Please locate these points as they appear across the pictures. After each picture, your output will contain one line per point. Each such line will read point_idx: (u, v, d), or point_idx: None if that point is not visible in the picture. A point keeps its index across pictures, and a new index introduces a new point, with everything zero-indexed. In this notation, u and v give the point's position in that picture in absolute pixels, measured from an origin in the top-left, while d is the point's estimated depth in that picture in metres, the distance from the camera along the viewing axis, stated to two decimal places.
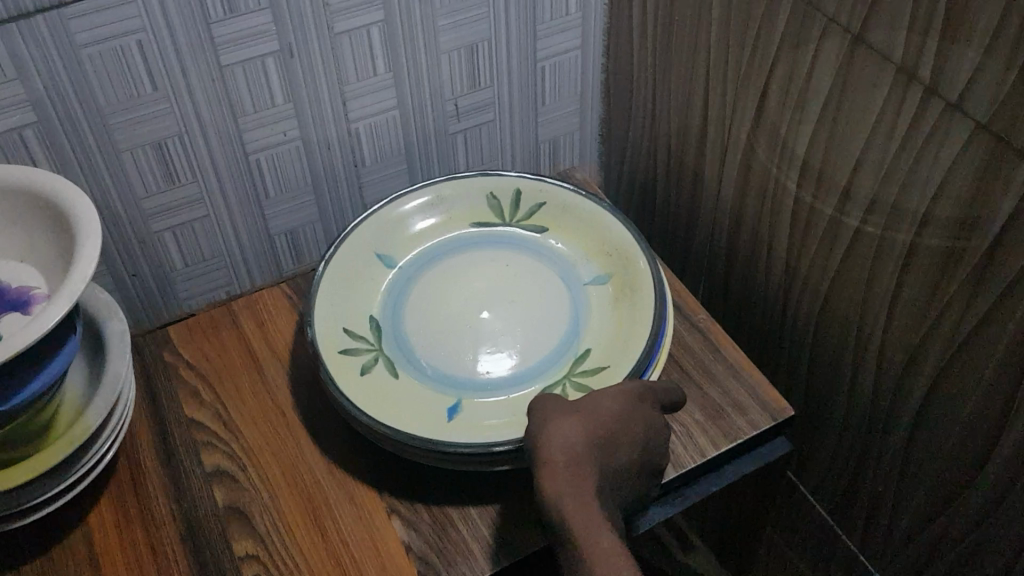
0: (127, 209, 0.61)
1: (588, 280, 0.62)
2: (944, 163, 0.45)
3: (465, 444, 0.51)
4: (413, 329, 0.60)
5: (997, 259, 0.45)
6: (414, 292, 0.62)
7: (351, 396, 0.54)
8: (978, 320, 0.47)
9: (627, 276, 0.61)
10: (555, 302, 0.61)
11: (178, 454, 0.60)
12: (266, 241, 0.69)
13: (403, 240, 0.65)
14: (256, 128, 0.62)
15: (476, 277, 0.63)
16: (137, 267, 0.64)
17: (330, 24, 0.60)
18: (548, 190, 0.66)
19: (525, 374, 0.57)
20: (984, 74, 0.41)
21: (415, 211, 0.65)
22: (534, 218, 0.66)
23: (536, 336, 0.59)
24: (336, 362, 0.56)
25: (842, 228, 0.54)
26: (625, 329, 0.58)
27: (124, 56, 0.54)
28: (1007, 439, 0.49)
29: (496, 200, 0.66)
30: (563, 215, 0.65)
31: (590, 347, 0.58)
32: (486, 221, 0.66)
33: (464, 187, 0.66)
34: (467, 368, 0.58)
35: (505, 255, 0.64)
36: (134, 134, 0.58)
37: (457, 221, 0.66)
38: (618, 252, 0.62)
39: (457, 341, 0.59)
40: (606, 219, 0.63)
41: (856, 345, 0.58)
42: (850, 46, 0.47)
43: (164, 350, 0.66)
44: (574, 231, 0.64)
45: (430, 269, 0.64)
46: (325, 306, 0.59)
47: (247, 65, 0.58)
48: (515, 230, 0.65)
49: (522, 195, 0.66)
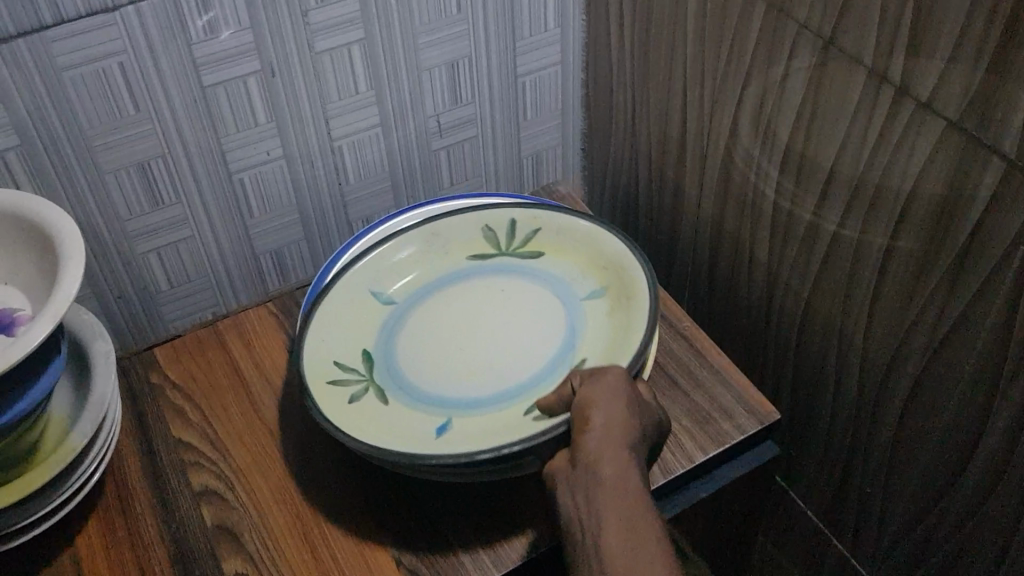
0: (111, 231, 0.61)
1: (585, 296, 0.62)
2: (918, 162, 0.45)
3: (447, 456, 0.51)
4: (406, 358, 0.60)
5: (973, 255, 0.45)
6: (408, 326, 0.62)
7: (338, 422, 0.54)
8: (956, 318, 0.48)
9: (623, 285, 0.60)
10: (552, 321, 0.61)
11: (166, 473, 0.59)
12: (251, 261, 0.69)
13: (397, 275, 0.65)
14: (239, 148, 0.62)
15: (471, 306, 0.63)
16: (123, 289, 0.64)
17: (311, 43, 0.60)
18: (543, 216, 0.65)
19: (521, 396, 0.56)
20: (952, 73, 0.41)
21: (409, 241, 0.65)
22: (531, 244, 0.65)
23: (533, 355, 0.59)
24: (323, 392, 0.56)
25: (821, 233, 0.55)
26: (620, 336, 0.57)
27: (106, 78, 0.54)
28: (991, 434, 0.49)
29: (492, 231, 0.66)
30: (558, 238, 0.64)
31: (585, 359, 0.58)
32: (483, 251, 0.66)
33: (458, 220, 0.66)
34: (461, 396, 0.57)
35: (499, 283, 0.64)
36: (117, 157, 0.58)
37: (452, 255, 0.66)
38: (614, 267, 0.61)
39: (452, 372, 0.59)
40: (600, 235, 0.63)
41: (838, 349, 0.58)
42: (822, 52, 0.48)
43: (150, 372, 0.66)
44: (571, 253, 0.64)
45: (425, 302, 0.63)
46: (315, 341, 0.59)
47: (229, 85, 0.59)
48: (511, 258, 0.65)
49: (517, 221, 0.65)
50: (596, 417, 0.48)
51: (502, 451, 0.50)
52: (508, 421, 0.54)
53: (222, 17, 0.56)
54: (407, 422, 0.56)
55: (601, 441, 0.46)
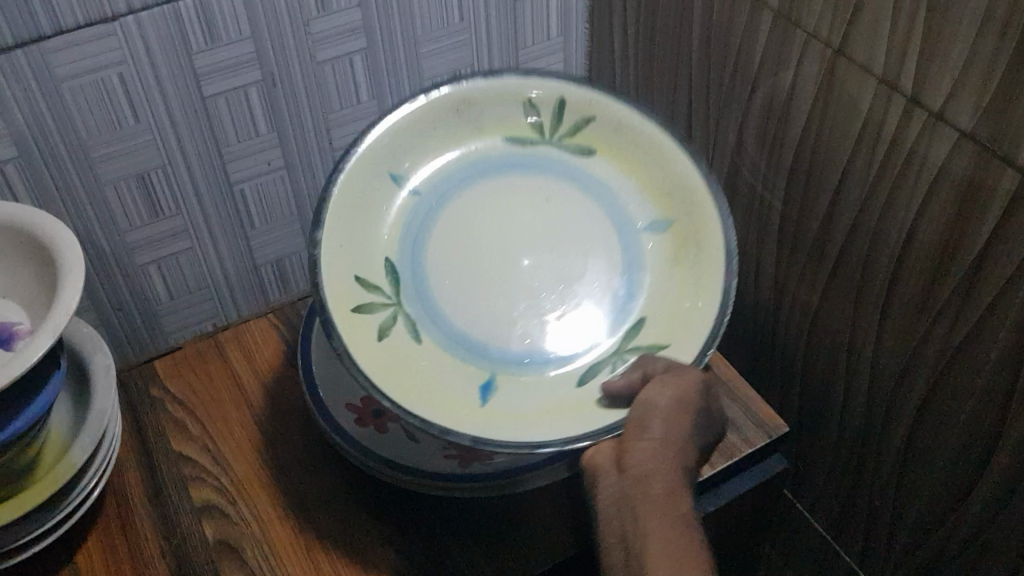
0: (111, 242, 0.60)
1: (643, 225, 0.58)
2: (929, 172, 0.45)
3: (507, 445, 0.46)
4: (439, 276, 0.57)
5: (986, 266, 0.44)
6: (437, 228, 0.58)
7: (374, 377, 0.49)
8: (968, 331, 0.47)
9: (688, 224, 0.55)
10: (603, 252, 0.57)
11: (167, 488, 0.59)
12: (252, 272, 0.68)
13: (424, 158, 0.59)
14: (240, 159, 0.62)
15: (511, 214, 0.58)
16: (122, 301, 0.63)
17: (313, 53, 0.60)
18: (599, 104, 0.58)
19: (573, 350, 0.55)
20: (965, 81, 0.41)
21: (436, 110, 0.57)
22: (580, 135, 0.59)
23: (584, 294, 0.56)
24: (351, 331, 0.51)
25: (829, 242, 0.54)
26: (687, 294, 0.54)
27: (105, 88, 0.54)
28: (1003, 448, 0.49)
29: (538, 115, 0.59)
30: (613, 136, 0.58)
31: (644, 315, 0.55)
32: (523, 135, 0.60)
33: (496, 94, 0.58)
34: (507, 339, 0.55)
35: (545, 184, 0.59)
36: (117, 167, 0.57)
37: (487, 132, 0.60)
38: (680, 194, 0.56)
39: (496, 300, 0.56)
40: (668, 154, 0.56)
41: (847, 360, 0.57)
42: (832, 61, 0.48)
43: (150, 386, 0.65)
44: (626, 156, 0.58)
45: (457, 195, 0.59)
46: (336, 250, 0.54)
47: (229, 95, 0.58)
48: (557, 148, 0.60)
49: (567, 107, 0.58)
50: (654, 425, 0.47)
51: (569, 446, 0.46)
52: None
53: (223, 26, 0.55)
54: (444, 376, 0.53)
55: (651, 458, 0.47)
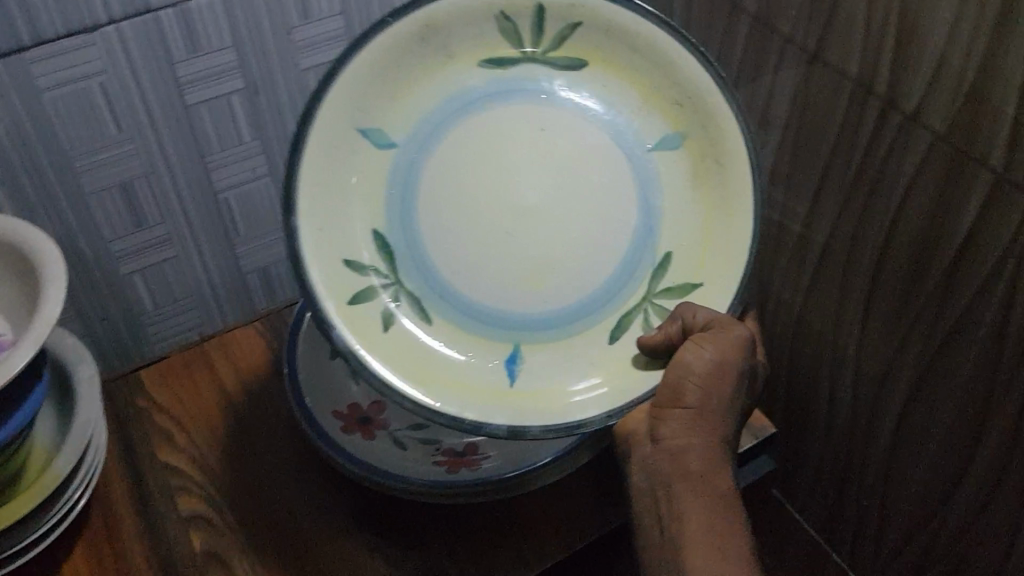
0: (95, 253, 0.60)
1: (653, 145, 0.53)
2: (906, 171, 0.45)
3: (545, 429, 0.47)
4: (433, 238, 0.52)
5: (964, 266, 0.44)
6: (426, 180, 0.53)
7: (393, 377, 0.48)
8: (948, 331, 0.47)
9: (706, 139, 0.51)
10: (614, 186, 0.53)
11: (154, 498, 0.59)
12: (237, 280, 0.68)
13: (394, 102, 0.52)
14: (225, 167, 0.62)
15: (504, 152, 0.53)
16: (107, 311, 0.63)
17: (296, 61, 0.60)
18: (584, 7, 0.51)
19: (598, 297, 0.52)
20: (939, 84, 0.41)
21: (394, 46, 0.50)
22: (567, 44, 0.52)
23: (599, 240, 0.53)
24: (356, 329, 0.49)
25: (810, 244, 0.54)
26: (716, 223, 0.52)
27: (86, 98, 0.53)
28: (985, 448, 0.49)
29: (514, 27, 0.52)
30: (606, 41, 0.52)
31: (670, 249, 0.53)
32: (501, 53, 0.53)
33: (462, 13, 0.51)
34: (525, 298, 0.52)
35: (537, 113, 0.53)
36: (98, 177, 0.57)
37: (459, 57, 0.52)
38: (691, 104, 0.51)
39: (503, 261, 0.52)
40: (673, 62, 0.51)
41: (831, 360, 0.57)
42: (807, 65, 0.48)
43: (136, 396, 0.65)
44: (624, 65, 0.52)
45: (439, 140, 0.53)
46: (317, 246, 0.50)
47: (212, 104, 0.58)
48: (541, 63, 0.53)
49: (547, 14, 0.51)
50: (690, 390, 0.48)
51: (609, 422, 0.48)
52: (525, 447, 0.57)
53: (204, 36, 0.55)
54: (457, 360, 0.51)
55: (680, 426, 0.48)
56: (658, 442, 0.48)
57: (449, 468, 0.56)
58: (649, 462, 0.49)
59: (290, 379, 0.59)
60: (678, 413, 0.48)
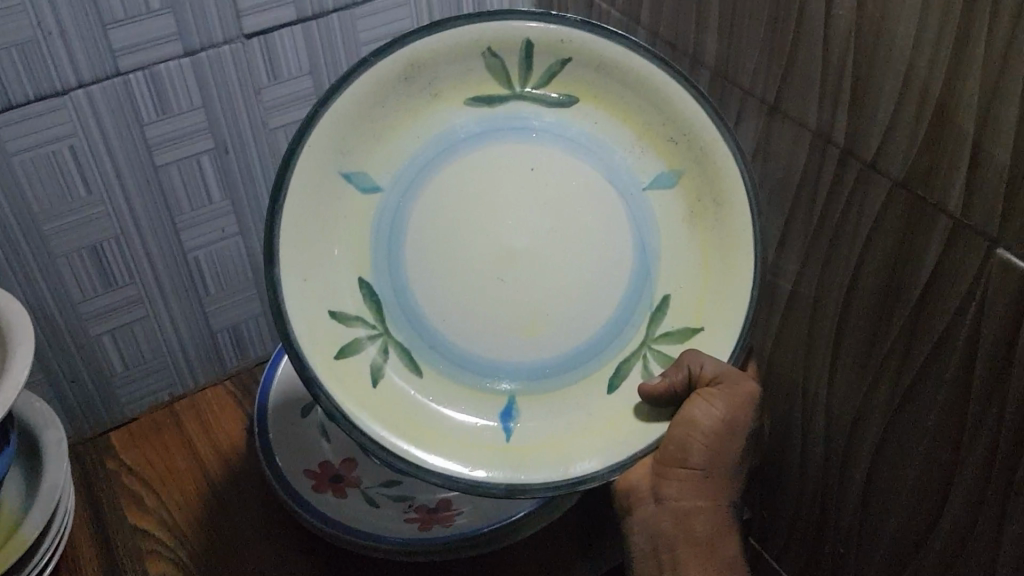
0: (64, 315, 0.59)
1: (647, 184, 0.53)
2: (868, 218, 0.46)
3: (547, 487, 0.47)
4: (421, 285, 0.53)
5: (927, 312, 0.45)
6: (412, 225, 0.53)
7: (381, 431, 0.49)
8: (914, 376, 0.48)
9: (701, 177, 0.52)
10: (607, 227, 0.53)
11: (122, 564, 0.58)
12: (208, 339, 0.68)
13: (378, 143, 0.52)
14: (195, 227, 0.62)
15: (495, 195, 0.53)
16: (76, 373, 0.62)
17: (265, 120, 0.61)
18: (573, 42, 0.51)
19: (593, 342, 0.53)
20: (895, 133, 0.43)
21: (377, 84, 0.50)
22: (557, 80, 0.53)
23: (592, 285, 0.53)
24: (343, 385, 0.49)
25: (778, 290, 0.55)
26: (715, 265, 0.52)
27: (56, 161, 0.53)
28: (954, 497, 0.49)
29: (501, 63, 0.52)
30: (595, 76, 0.52)
31: (668, 293, 0.53)
32: (486, 92, 0.53)
33: (446, 50, 0.51)
34: (520, 345, 0.53)
35: (526, 153, 0.53)
36: (69, 239, 0.57)
37: (446, 96, 0.53)
38: (686, 141, 0.51)
39: (494, 308, 0.53)
40: (672, 99, 0.51)
41: (802, 408, 0.58)
42: (768, 116, 0.50)
43: (106, 458, 0.64)
44: (614, 103, 0.53)
45: (425, 181, 0.53)
46: (302, 297, 0.49)
47: (182, 163, 0.59)
48: (529, 100, 0.53)
49: (534, 50, 0.52)
50: (695, 448, 0.50)
51: (609, 478, 0.48)
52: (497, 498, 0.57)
53: (174, 97, 0.56)
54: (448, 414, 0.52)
55: (682, 486, 0.51)
56: (663, 501, 0.51)
57: (422, 525, 0.55)
58: (652, 522, 0.52)
59: (261, 448, 0.59)
60: (679, 471, 0.51)
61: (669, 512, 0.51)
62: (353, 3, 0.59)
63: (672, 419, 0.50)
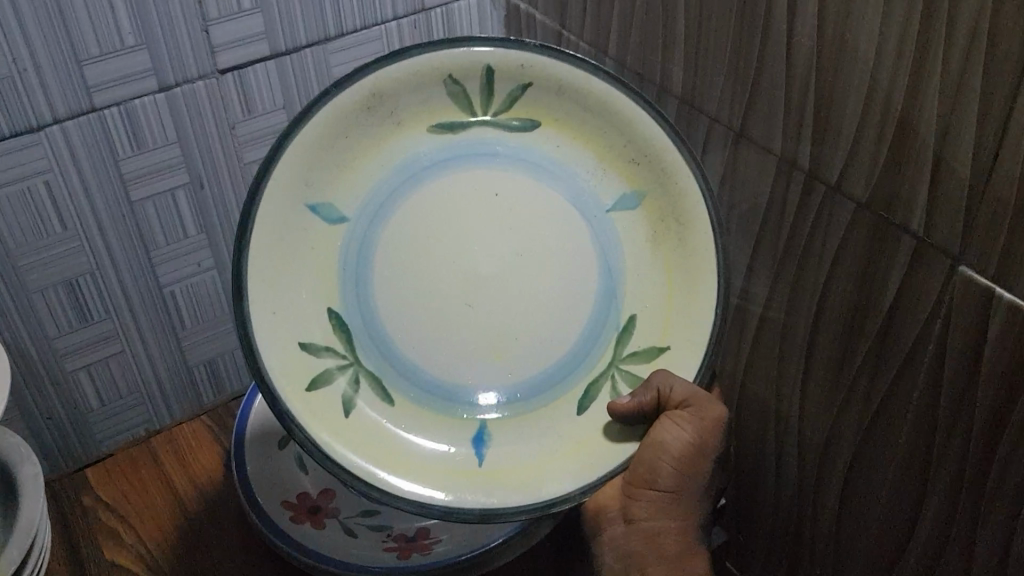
0: (40, 352, 0.59)
1: (610, 206, 0.54)
2: (833, 241, 0.47)
3: (522, 510, 0.47)
4: (389, 313, 0.53)
5: (895, 328, 0.46)
6: (380, 252, 0.53)
7: (355, 459, 0.49)
8: (885, 393, 0.48)
9: (664, 199, 0.53)
10: (573, 249, 0.54)
11: None
12: (185, 374, 0.68)
13: (343, 174, 0.52)
14: (169, 263, 0.62)
15: (461, 221, 0.54)
16: (52, 410, 0.62)
17: (240, 154, 0.61)
18: (531, 68, 0.52)
19: (561, 363, 0.54)
20: (857, 155, 0.44)
21: (340, 113, 0.51)
22: (518, 105, 0.53)
23: (557, 307, 0.54)
24: (314, 416, 0.49)
25: (749, 314, 0.56)
26: (679, 284, 0.53)
27: (31, 197, 0.54)
28: (928, 513, 0.50)
29: (463, 91, 0.53)
30: (555, 101, 0.53)
31: (634, 313, 0.54)
32: (450, 118, 0.54)
33: (409, 77, 0.52)
34: (488, 370, 0.53)
35: (490, 178, 0.54)
36: (45, 274, 0.57)
37: (409, 123, 0.53)
38: (648, 163, 0.53)
39: (464, 333, 0.54)
40: (632, 121, 0.52)
41: (776, 430, 0.58)
42: (734, 142, 0.51)
43: (82, 495, 0.64)
44: (576, 126, 0.54)
45: (392, 209, 0.54)
46: (271, 329, 0.50)
47: (157, 199, 0.59)
48: (493, 126, 0.54)
49: (495, 76, 0.52)
50: (665, 470, 0.51)
51: (580, 498, 0.48)
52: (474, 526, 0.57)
53: (148, 132, 0.56)
54: (422, 442, 0.52)
55: (650, 508, 0.52)
56: (633, 522, 0.52)
57: (400, 554, 0.55)
58: (620, 543, 0.53)
59: (239, 478, 0.59)
60: (650, 493, 0.51)
61: (637, 533, 0.52)
62: (326, 38, 0.60)
63: (641, 440, 0.51)
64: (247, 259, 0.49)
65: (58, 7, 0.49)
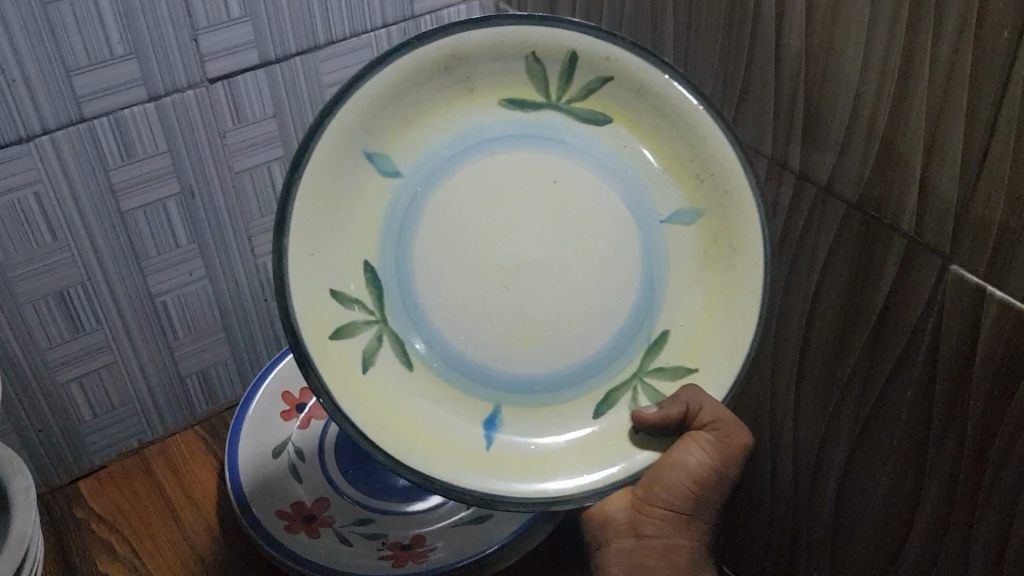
0: (30, 364, 0.59)
1: (666, 216, 0.52)
2: (825, 241, 0.47)
3: (517, 499, 0.48)
4: (425, 280, 0.52)
5: (888, 326, 0.46)
6: (424, 218, 0.52)
7: (365, 419, 0.48)
8: (879, 392, 0.48)
9: (721, 218, 0.51)
10: (618, 245, 0.52)
11: None
12: (177, 385, 0.67)
13: (404, 131, 0.51)
14: (161, 273, 0.62)
15: (511, 203, 0.53)
16: (45, 423, 0.62)
17: (231, 163, 0.61)
18: (615, 61, 0.50)
19: (590, 364, 0.52)
20: (848, 155, 0.44)
21: (411, 72, 0.49)
22: (593, 96, 0.52)
23: (593, 303, 0.52)
24: (331, 367, 0.48)
25: None
26: (719, 299, 0.51)
27: (20, 209, 0.54)
28: (923, 516, 0.50)
29: (542, 69, 0.51)
30: (632, 100, 0.51)
31: (667, 329, 0.52)
32: (523, 96, 0.52)
33: (488, 46, 0.50)
34: (517, 356, 0.52)
35: (551, 164, 0.53)
36: (35, 285, 0.57)
37: (479, 94, 0.52)
38: (711, 181, 0.50)
39: (499, 314, 0.52)
40: (703, 131, 0.50)
41: (772, 431, 0.58)
42: None
43: (74, 507, 0.64)
44: (643, 126, 0.52)
45: (444, 176, 0.52)
46: (305, 268, 0.49)
47: (147, 208, 0.59)
48: (564, 113, 0.52)
49: (577, 63, 0.50)
50: (683, 490, 0.50)
51: (583, 503, 0.48)
52: (471, 533, 0.57)
53: (139, 141, 0.56)
54: (437, 408, 0.51)
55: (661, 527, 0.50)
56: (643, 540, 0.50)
57: (395, 562, 0.55)
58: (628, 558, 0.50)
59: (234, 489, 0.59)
60: (662, 512, 0.50)
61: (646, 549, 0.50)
62: (316, 46, 0.60)
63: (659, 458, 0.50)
64: (293, 199, 0.47)
65: (47, 18, 0.49)
